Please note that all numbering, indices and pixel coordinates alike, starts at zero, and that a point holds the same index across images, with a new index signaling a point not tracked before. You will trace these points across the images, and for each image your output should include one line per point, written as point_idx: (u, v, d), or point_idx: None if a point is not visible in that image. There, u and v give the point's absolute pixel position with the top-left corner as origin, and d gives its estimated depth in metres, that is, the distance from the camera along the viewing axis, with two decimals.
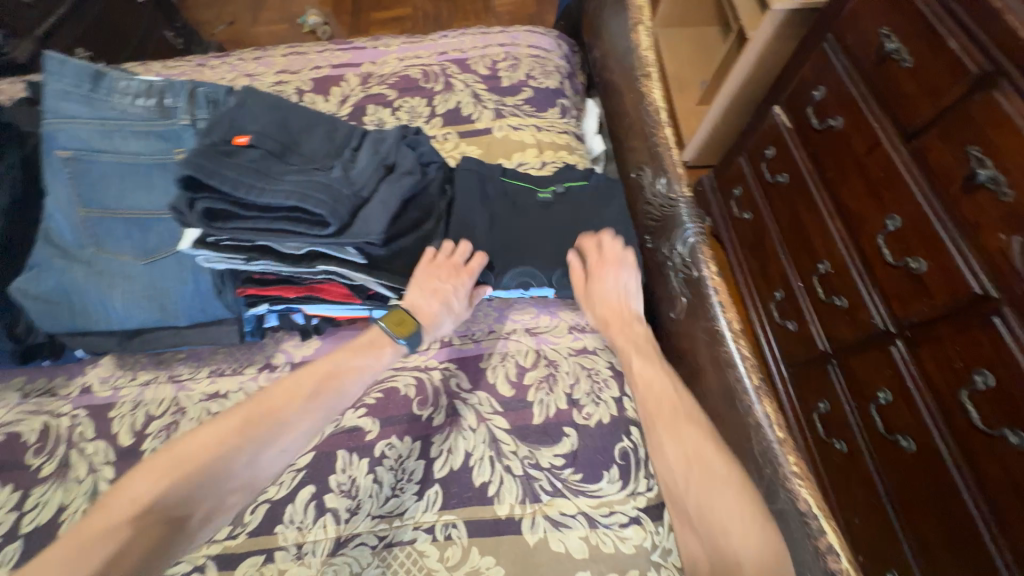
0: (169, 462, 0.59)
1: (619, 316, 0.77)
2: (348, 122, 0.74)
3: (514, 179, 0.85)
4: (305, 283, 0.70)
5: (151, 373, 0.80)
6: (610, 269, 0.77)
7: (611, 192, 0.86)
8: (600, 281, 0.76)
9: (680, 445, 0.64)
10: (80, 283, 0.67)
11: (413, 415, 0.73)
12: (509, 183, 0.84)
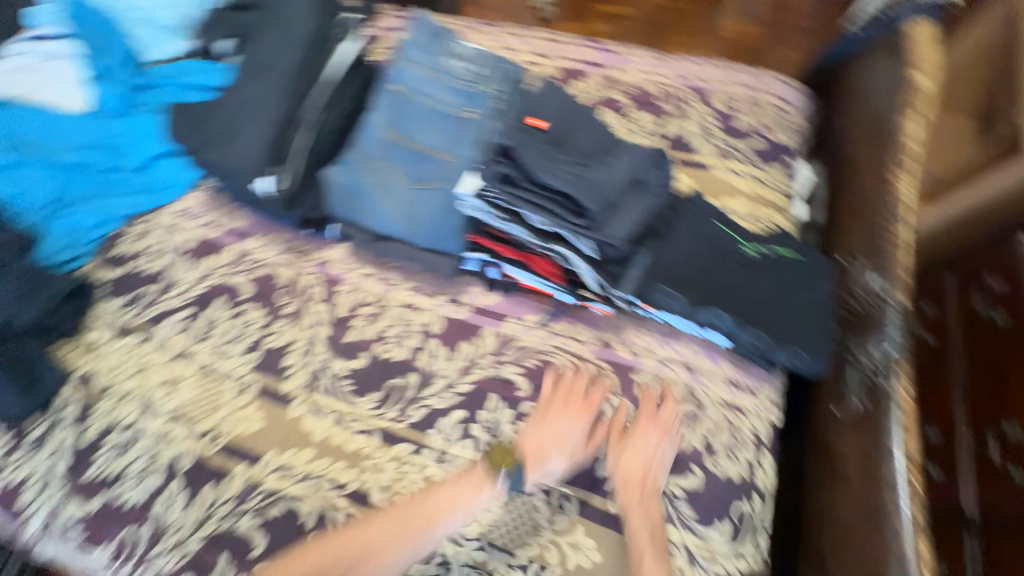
0: (339, 547, 0.70)
1: (640, 481, 0.74)
2: (612, 133, 0.85)
3: (722, 225, 0.86)
4: (527, 251, 0.81)
5: (370, 268, 0.99)
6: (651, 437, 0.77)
7: (817, 272, 0.84)
8: (635, 449, 0.76)
9: None
10: (367, 188, 0.86)
11: (561, 393, 0.82)
12: (718, 230, 0.85)
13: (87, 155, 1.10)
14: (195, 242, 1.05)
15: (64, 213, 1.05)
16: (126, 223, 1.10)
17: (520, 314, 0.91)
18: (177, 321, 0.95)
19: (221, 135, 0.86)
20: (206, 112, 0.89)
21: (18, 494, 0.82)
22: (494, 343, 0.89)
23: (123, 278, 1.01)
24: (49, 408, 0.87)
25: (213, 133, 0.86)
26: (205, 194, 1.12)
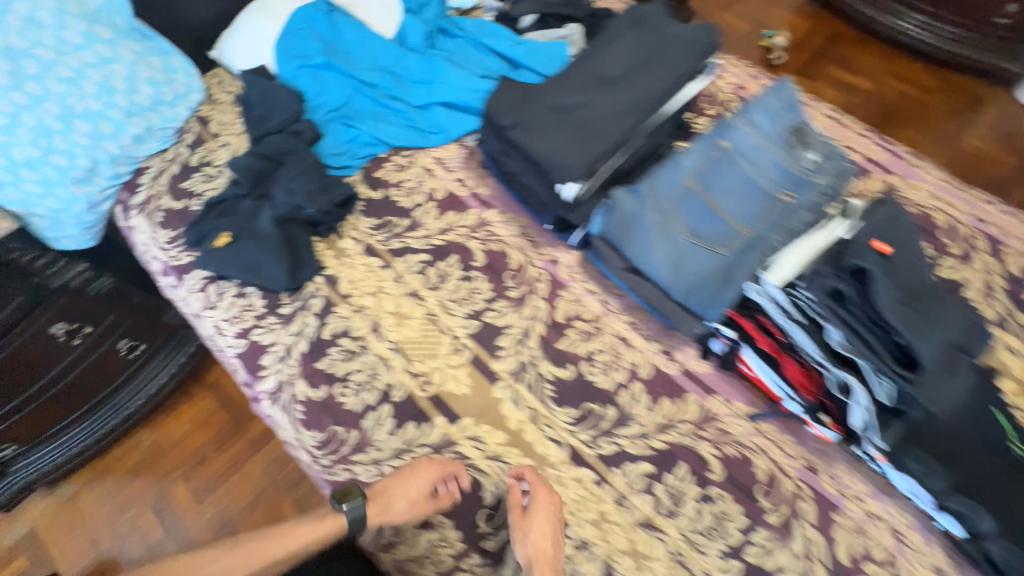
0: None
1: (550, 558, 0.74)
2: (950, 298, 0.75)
3: (999, 412, 0.78)
4: (785, 352, 0.80)
5: (595, 286, 1.02)
6: (543, 527, 0.75)
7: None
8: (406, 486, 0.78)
9: None
10: (647, 223, 0.87)
11: (753, 495, 0.81)
12: (993, 416, 0.77)
13: (383, 80, 1.20)
14: (445, 193, 1.12)
15: (349, 128, 1.19)
16: (389, 150, 1.19)
17: (731, 396, 0.90)
18: (415, 261, 1.04)
19: (539, 124, 0.91)
20: (531, 95, 0.95)
21: (260, 355, 0.95)
22: (697, 413, 0.89)
23: (378, 201, 1.11)
24: (298, 293, 1.00)
25: (533, 121, 0.92)
26: (462, 150, 1.18)
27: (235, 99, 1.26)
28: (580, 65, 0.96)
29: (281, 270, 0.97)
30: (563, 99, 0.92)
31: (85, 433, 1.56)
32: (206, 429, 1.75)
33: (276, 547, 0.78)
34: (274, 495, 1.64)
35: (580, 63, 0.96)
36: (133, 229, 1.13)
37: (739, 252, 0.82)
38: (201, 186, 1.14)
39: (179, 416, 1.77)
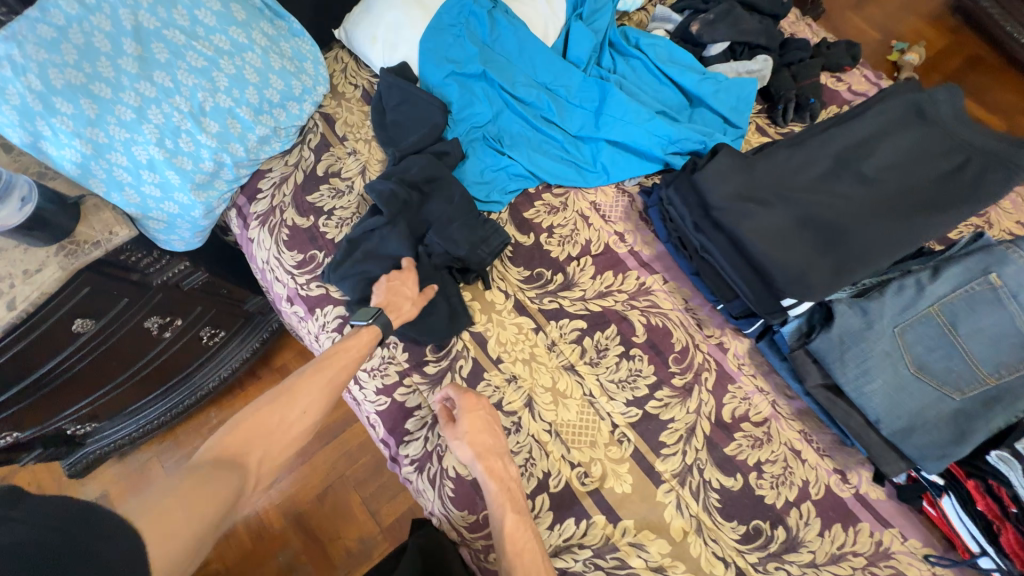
0: (273, 417, 0.70)
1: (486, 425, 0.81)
2: None
3: None
4: (1010, 519, 0.75)
5: (766, 384, 0.92)
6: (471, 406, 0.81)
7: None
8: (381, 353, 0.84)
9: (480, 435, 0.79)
10: (869, 347, 0.77)
11: None
12: None
13: (541, 99, 1.04)
14: (601, 247, 1.00)
15: (498, 153, 1.03)
16: (540, 185, 1.05)
17: (908, 533, 0.83)
18: (569, 327, 0.94)
19: (771, 220, 0.83)
20: (757, 179, 0.86)
21: (404, 416, 0.89)
22: (871, 548, 0.83)
23: (527, 247, 1.00)
24: (445, 351, 0.91)
25: (762, 211, 0.83)
26: (622, 197, 1.04)
27: (363, 95, 1.10)
28: (819, 159, 0.87)
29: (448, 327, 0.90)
30: (802, 198, 0.84)
31: (156, 412, 1.44)
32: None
33: (331, 362, 0.77)
34: (342, 489, 1.44)
35: (819, 156, 0.87)
36: (254, 242, 1.02)
37: (972, 401, 0.74)
38: (329, 202, 1.01)
39: (247, 396, 1.68)
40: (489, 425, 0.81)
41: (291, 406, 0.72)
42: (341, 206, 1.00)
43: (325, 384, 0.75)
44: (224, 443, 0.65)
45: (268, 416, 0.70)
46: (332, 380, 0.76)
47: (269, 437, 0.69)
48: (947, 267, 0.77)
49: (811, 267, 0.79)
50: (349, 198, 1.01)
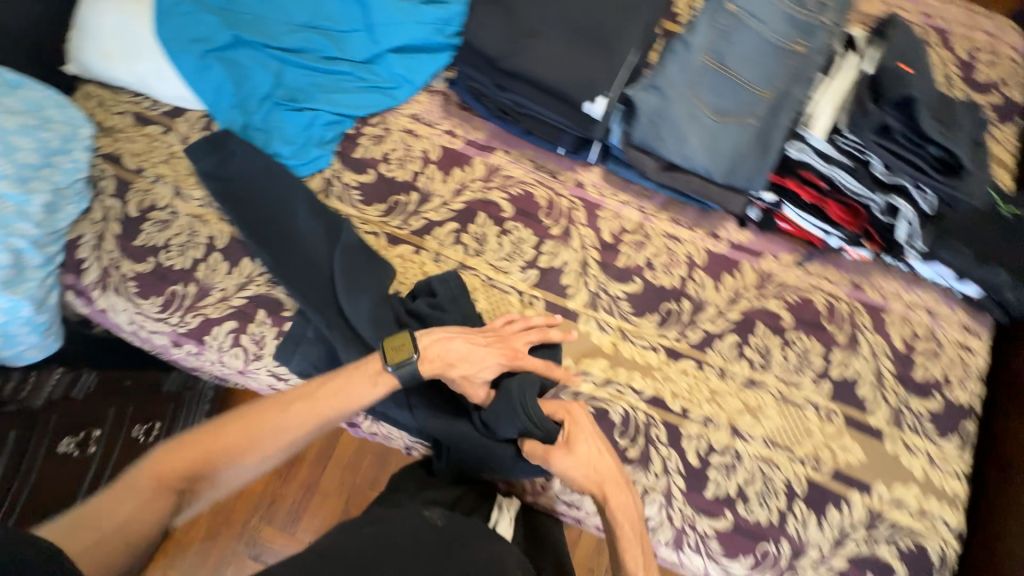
0: (240, 438, 0.67)
1: (597, 448, 0.78)
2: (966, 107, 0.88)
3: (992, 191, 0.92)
4: (827, 195, 0.86)
5: (626, 195, 1.01)
6: (581, 446, 0.77)
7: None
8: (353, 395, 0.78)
9: (591, 458, 0.77)
10: (675, 116, 0.85)
11: (822, 326, 0.94)
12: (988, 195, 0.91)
13: (312, 41, 1.01)
14: (439, 151, 1.02)
15: (297, 111, 1.00)
16: (356, 123, 1.03)
17: (775, 252, 0.99)
18: (444, 233, 0.97)
19: (545, 44, 0.87)
20: (521, 15, 0.89)
21: None
22: (754, 277, 0.97)
23: (372, 183, 1.00)
24: None
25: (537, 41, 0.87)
26: (436, 99, 1.05)
27: (136, 119, 1.02)
28: None
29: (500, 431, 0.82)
30: (560, 15, 0.90)
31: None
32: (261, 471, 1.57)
33: (327, 400, 0.71)
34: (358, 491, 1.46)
35: None
36: (107, 310, 0.95)
37: (766, 116, 0.85)
38: (160, 236, 0.96)
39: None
40: (599, 441, 0.78)
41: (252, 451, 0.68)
42: (171, 236, 0.96)
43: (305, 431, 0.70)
44: (183, 457, 0.65)
45: (226, 442, 0.67)
46: (320, 423, 0.71)
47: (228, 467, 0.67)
48: (696, 21, 0.89)
49: (594, 74, 0.85)
50: (177, 223, 0.97)
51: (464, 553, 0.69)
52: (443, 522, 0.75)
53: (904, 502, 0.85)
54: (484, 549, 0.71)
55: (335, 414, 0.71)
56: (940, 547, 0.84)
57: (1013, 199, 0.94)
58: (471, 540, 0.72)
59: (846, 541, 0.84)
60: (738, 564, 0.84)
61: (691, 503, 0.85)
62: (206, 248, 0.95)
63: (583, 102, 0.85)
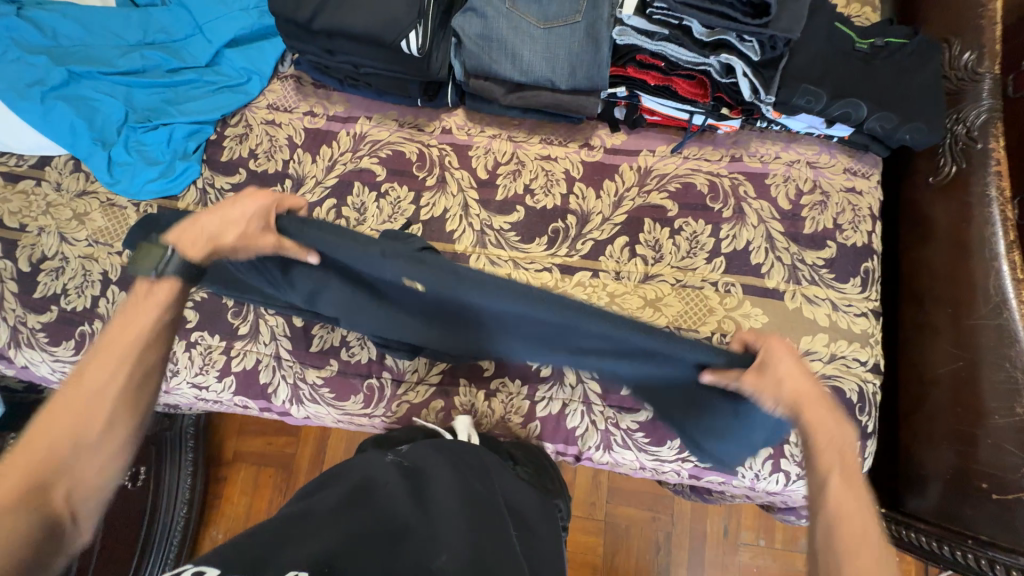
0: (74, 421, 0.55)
1: (802, 396, 0.60)
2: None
3: (843, 26, 0.89)
4: (670, 74, 0.86)
5: (494, 130, 1.01)
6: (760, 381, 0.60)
7: (929, 54, 0.88)
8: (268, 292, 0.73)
9: (792, 380, 0.60)
10: (502, 34, 0.85)
11: (707, 206, 0.94)
12: (839, 32, 0.89)
13: (149, 58, 1.00)
14: (302, 133, 1.02)
15: (153, 130, 1.00)
16: (217, 127, 1.03)
17: (652, 146, 0.98)
18: (324, 212, 0.98)
19: None
20: None
21: (255, 379, 0.93)
22: (634, 176, 0.97)
23: (244, 181, 1.00)
24: (240, 309, 0.94)
25: None
26: (288, 84, 1.04)
27: (6, 179, 1.02)
28: None
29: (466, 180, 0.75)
30: None
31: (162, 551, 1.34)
32: (263, 487, 1.55)
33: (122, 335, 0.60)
34: None
35: None
36: (29, 366, 0.98)
37: (590, 8, 0.83)
38: (56, 283, 0.98)
39: (230, 496, 1.55)
40: (793, 368, 0.60)
41: (95, 416, 0.56)
42: (66, 282, 0.98)
43: (121, 384, 0.58)
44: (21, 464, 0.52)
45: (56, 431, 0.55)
46: (134, 368, 0.60)
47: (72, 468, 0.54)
48: None
49: (405, 7, 0.82)
50: (68, 268, 0.98)
51: (434, 485, 0.70)
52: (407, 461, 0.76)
53: (814, 352, 0.87)
54: (456, 465, 0.76)
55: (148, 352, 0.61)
56: (856, 385, 0.86)
57: (870, 30, 0.91)
58: (443, 464, 0.76)
59: None
60: (667, 448, 0.87)
61: (610, 403, 0.88)
62: (101, 283, 0.97)
63: (399, 41, 0.84)
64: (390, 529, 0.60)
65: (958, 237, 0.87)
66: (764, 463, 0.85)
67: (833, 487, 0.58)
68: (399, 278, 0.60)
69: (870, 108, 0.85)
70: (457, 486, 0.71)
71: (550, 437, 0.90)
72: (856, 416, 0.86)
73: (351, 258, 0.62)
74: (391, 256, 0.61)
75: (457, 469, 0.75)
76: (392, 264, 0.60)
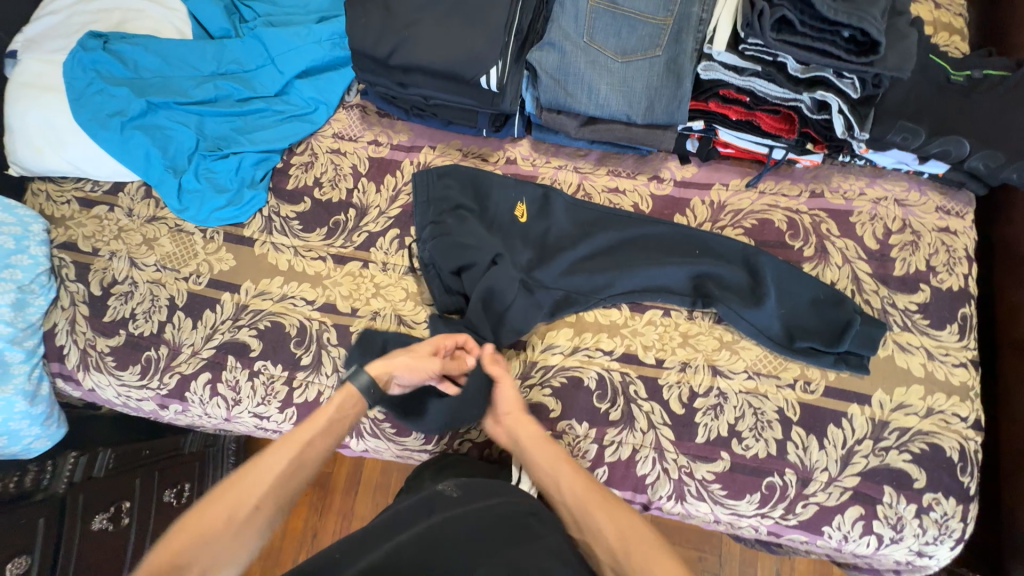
0: (225, 509, 0.62)
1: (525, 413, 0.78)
2: None
3: (940, 58, 0.84)
4: (755, 109, 0.83)
5: (560, 161, 0.99)
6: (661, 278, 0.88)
7: None
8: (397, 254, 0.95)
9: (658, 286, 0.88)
10: (579, 69, 0.83)
11: (786, 243, 0.89)
12: (934, 65, 0.84)
13: (222, 88, 1.02)
14: (367, 163, 1.02)
15: (223, 159, 1.01)
16: (284, 156, 1.04)
17: (725, 180, 0.94)
18: (388, 242, 0.97)
19: (430, 29, 0.84)
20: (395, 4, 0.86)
21: (316, 410, 0.92)
22: (707, 211, 0.93)
23: (309, 210, 1.01)
24: (304, 339, 0.94)
25: (421, 26, 0.84)
26: (354, 112, 1.06)
27: (83, 203, 1.05)
28: None
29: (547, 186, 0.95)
30: None
31: None
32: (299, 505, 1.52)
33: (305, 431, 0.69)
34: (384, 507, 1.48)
35: None
36: (95, 389, 1.00)
37: (672, 43, 0.81)
38: (125, 308, 0.99)
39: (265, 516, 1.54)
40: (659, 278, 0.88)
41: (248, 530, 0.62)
42: (134, 307, 0.99)
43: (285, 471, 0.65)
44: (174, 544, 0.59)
45: (217, 513, 0.61)
46: (301, 451, 0.67)
47: (216, 537, 0.60)
48: None
49: (483, 43, 0.82)
50: (137, 292, 1.00)
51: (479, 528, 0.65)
52: (459, 491, 0.72)
53: (909, 405, 0.81)
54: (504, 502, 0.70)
55: (314, 438, 0.69)
56: (957, 443, 0.80)
57: (970, 61, 0.84)
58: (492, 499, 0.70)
59: (854, 457, 0.80)
60: (745, 502, 0.82)
61: (684, 451, 0.83)
62: (168, 309, 0.98)
63: (478, 77, 0.84)
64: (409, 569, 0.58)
65: None
66: (854, 524, 0.79)
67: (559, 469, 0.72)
68: (517, 198, 0.95)
69: (972, 147, 0.80)
70: (493, 530, 0.65)
71: (620, 485, 0.85)
72: (956, 476, 0.79)
73: (475, 178, 0.96)
74: (513, 184, 0.95)
75: (501, 513, 0.68)
76: (510, 184, 0.95)
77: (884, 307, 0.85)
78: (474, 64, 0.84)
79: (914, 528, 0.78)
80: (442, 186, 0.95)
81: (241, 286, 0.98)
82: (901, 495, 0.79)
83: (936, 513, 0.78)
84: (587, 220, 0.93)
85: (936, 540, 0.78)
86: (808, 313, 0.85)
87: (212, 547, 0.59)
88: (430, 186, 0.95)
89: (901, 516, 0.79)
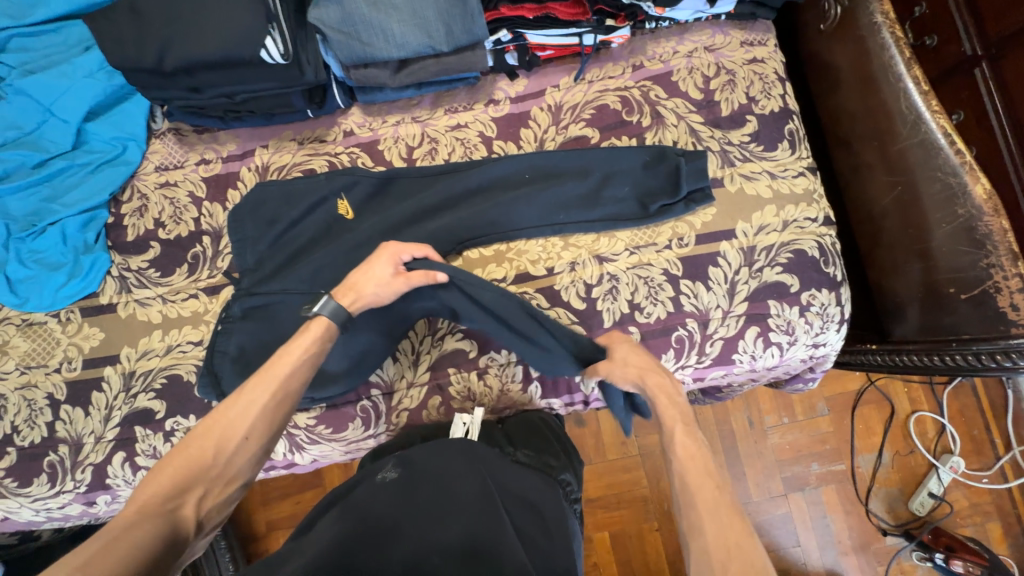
0: (213, 442, 0.61)
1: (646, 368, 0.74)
2: None
3: None
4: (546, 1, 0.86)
5: (395, 117, 0.97)
6: (511, 205, 0.89)
7: None
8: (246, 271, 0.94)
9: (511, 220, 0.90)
10: (364, 15, 0.81)
11: (625, 121, 0.93)
12: None
13: (8, 160, 0.91)
14: (203, 185, 0.96)
15: (43, 234, 0.92)
16: (112, 208, 0.96)
17: (554, 82, 0.96)
18: None
19: (195, 21, 0.79)
20: (150, 8, 0.79)
21: None
22: (548, 116, 0.95)
23: (160, 254, 0.94)
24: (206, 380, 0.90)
25: (185, 21, 0.79)
26: (169, 138, 0.98)
27: None
28: None
29: (353, 169, 0.92)
30: None
31: None
32: None
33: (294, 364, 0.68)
34: None
35: None
36: (9, 517, 0.92)
37: None
38: (3, 424, 0.91)
39: None
40: (501, 213, 0.89)
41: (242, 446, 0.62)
42: (12, 420, 0.91)
43: (266, 400, 0.65)
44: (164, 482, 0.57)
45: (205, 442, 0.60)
46: (281, 386, 0.66)
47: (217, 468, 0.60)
48: None
49: (255, 19, 0.78)
50: (9, 405, 0.91)
51: (424, 491, 0.67)
52: (398, 469, 0.72)
53: (768, 226, 0.89)
54: (443, 461, 0.73)
55: (293, 372, 0.67)
56: (815, 241, 0.89)
57: None
58: (433, 464, 0.72)
59: (738, 286, 0.88)
60: (664, 362, 0.88)
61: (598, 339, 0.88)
62: (50, 408, 0.91)
63: (259, 52, 0.79)
64: (367, 549, 0.58)
65: (862, 72, 0.89)
66: (756, 342, 0.88)
67: (688, 448, 0.63)
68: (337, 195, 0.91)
69: None
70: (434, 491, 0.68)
71: (555, 392, 0.90)
72: (822, 270, 0.89)
73: (286, 190, 0.91)
74: (326, 180, 0.91)
75: (443, 474, 0.70)
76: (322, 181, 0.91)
77: (724, 149, 0.91)
78: (252, 42, 0.79)
79: (803, 326, 0.88)
80: (264, 206, 0.91)
81: (120, 355, 0.92)
82: (784, 303, 0.88)
83: (816, 306, 0.88)
84: (409, 187, 0.92)
85: (823, 329, 0.88)
86: (649, 177, 0.90)
87: (201, 480, 0.59)
88: (253, 210, 0.91)
89: (790, 320, 0.88)
